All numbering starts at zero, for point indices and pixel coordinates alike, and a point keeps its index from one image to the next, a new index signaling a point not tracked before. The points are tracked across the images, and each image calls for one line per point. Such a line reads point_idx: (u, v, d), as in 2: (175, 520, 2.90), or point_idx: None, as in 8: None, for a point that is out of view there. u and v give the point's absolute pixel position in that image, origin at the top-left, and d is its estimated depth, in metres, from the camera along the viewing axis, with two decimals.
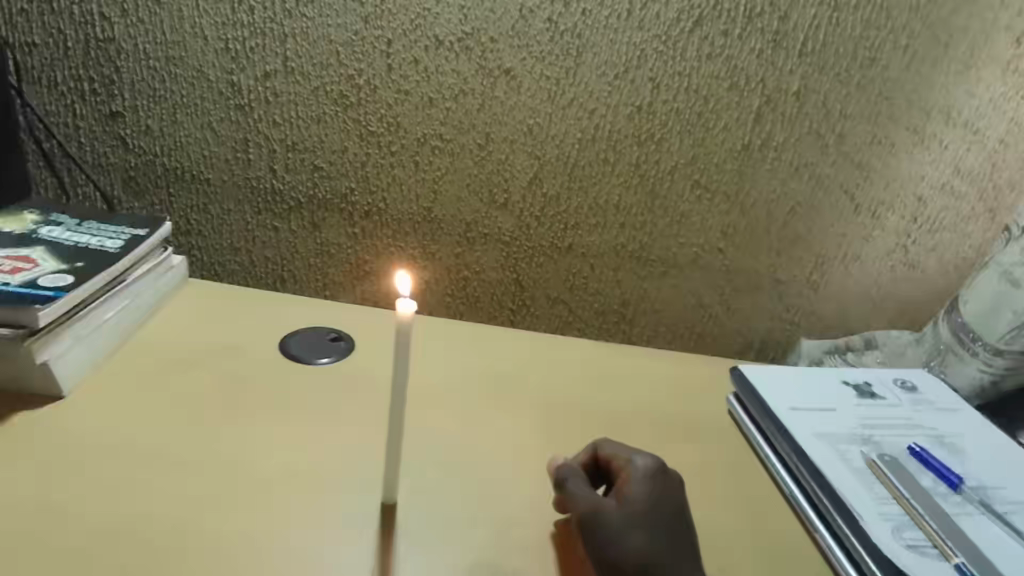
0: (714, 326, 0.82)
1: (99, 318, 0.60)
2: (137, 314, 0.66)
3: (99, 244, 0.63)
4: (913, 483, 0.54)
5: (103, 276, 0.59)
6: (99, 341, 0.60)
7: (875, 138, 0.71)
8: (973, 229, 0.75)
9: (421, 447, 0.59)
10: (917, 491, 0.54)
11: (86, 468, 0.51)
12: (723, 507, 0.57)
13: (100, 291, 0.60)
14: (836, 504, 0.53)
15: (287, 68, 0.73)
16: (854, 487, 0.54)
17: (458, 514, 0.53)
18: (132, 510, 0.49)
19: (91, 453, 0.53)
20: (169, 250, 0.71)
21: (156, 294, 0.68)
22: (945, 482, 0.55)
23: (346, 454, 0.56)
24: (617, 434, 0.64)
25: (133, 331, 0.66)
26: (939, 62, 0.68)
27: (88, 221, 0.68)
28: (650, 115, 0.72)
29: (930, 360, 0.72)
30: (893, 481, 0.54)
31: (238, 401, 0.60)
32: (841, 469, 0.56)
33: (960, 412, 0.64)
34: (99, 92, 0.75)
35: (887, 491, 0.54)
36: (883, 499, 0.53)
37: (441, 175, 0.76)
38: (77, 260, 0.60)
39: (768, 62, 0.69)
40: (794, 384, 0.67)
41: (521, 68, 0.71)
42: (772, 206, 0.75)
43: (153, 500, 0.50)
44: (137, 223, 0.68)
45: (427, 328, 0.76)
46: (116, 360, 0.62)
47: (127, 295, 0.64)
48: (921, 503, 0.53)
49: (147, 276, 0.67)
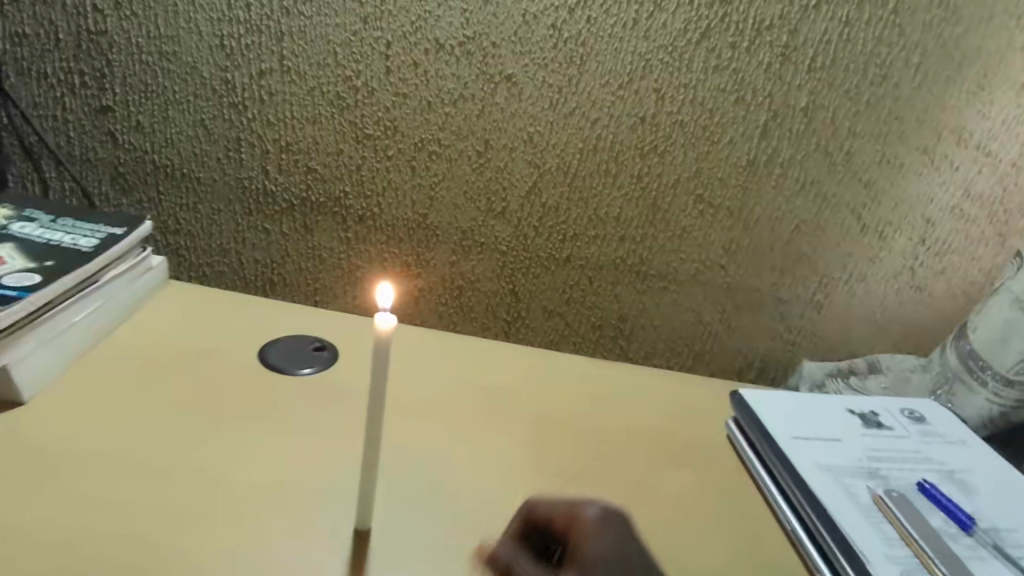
0: (714, 345, 0.80)
1: (67, 320, 0.58)
2: (110, 316, 0.63)
3: (72, 241, 0.61)
4: (922, 523, 0.52)
5: (73, 276, 0.57)
6: (66, 344, 0.58)
7: (884, 157, 0.70)
8: (982, 253, 0.73)
9: (400, 467, 0.56)
10: (927, 532, 0.51)
11: (55, 479, 0.49)
12: (716, 538, 0.54)
13: (71, 292, 0.58)
14: (841, 543, 0.50)
15: (283, 67, 0.71)
16: (860, 525, 0.51)
17: (437, 540, 0.50)
18: (100, 525, 0.46)
19: (60, 463, 0.50)
20: (148, 249, 0.69)
21: (132, 296, 0.66)
22: (956, 523, 0.52)
23: (320, 472, 0.53)
24: (610, 456, 0.61)
25: (107, 333, 0.63)
26: (951, 82, 0.66)
27: (62, 218, 0.65)
28: (653, 126, 0.70)
29: (936, 388, 0.71)
30: (901, 521, 0.52)
31: (215, 411, 0.58)
32: (846, 505, 0.53)
33: (968, 446, 0.62)
34: (89, 86, 0.73)
35: (895, 530, 0.51)
36: (891, 540, 0.50)
37: (438, 181, 0.74)
38: (47, 259, 0.58)
39: (775, 76, 0.67)
40: (796, 411, 0.65)
41: (522, 75, 0.69)
42: (776, 223, 0.73)
43: (123, 514, 0.47)
44: (114, 220, 0.66)
45: (411, 341, 0.73)
46: (86, 362, 0.60)
47: (101, 296, 0.62)
48: (932, 545, 0.50)
49: (122, 277, 0.64)
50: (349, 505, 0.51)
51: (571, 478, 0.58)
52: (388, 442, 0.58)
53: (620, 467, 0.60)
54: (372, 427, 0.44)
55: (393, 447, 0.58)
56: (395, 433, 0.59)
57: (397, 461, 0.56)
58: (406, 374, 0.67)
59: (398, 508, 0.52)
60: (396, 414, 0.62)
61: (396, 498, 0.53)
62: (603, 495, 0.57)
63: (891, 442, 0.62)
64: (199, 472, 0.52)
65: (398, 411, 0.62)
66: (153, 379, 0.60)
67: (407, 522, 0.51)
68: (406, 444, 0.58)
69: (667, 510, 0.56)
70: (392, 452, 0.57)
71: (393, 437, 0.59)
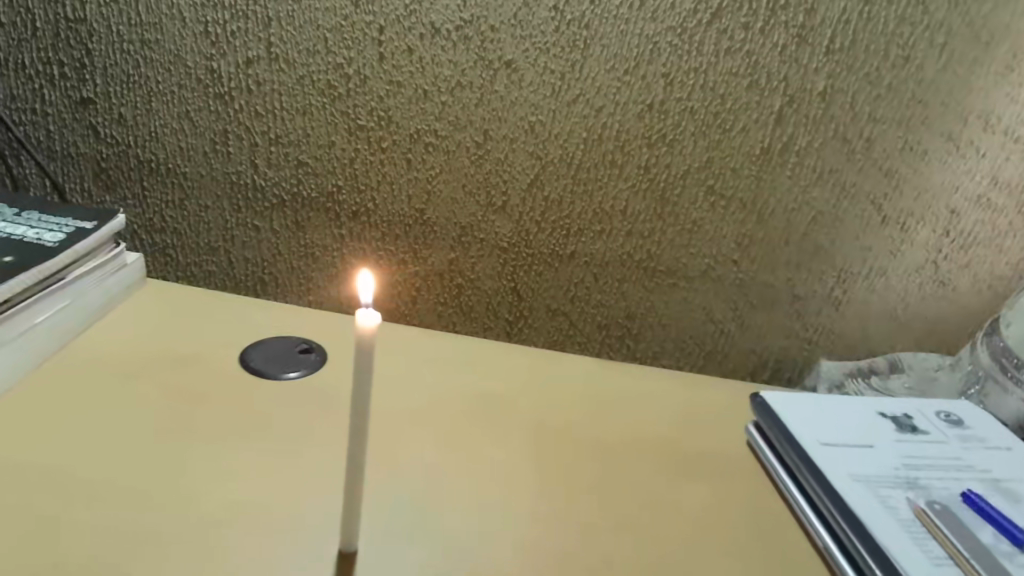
0: (727, 344, 0.76)
1: (30, 320, 0.55)
2: (78, 315, 0.61)
3: (36, 236, 0.59)
4: (970, 539, 0.49)
5: (34, 273, 0.54)
6: (29, 344, 0.56)
7: (906, 143, 0.66)
8: (1010, 245, 0.70)
9: (388, 482, 0.52)
10: (977, 549, 0.48)
11: (27, 502, 0.46)
12: (732, 555, 0.51)
13: (33, 291, 0.55)
14: (883, 563, 0.46)
15: (270, 54, 0.67)
16: (902, 542, 0.48)
17: (426, 560, 0.46)
18: (72, 555, 0.43)
19: (33, 485, 0.47)
20: (121, 245, 0.66)
21: (103, 294, 0.64)
22: (1007, 539, 0.49)
23: (303, 489, 0.50)
24: (618, 465, 0.58)
25: (75, 333, 0.61)
26: (978, 63, 0.63)
27: (28, 211, 0.64)
28: (662, 114, 0.67)
29: (966, 388, 0.69)
30: (949, 537, 0.48)
31: (196, 421, 0.55)
32: (885, 519, 0.50)
33: (1008, 453, 0.59)
34: (69, 77, 0.70)
35: (942, 549, 0.48)
36: (939, 560, 0.47)
37: (436, 173, 0.71)
38: (6, 255, 0.56)
39: (791, 59, 0.64)
40: (823, 416, 0.61)
41: (523, 60, 0.66)
42: (792, 215, 0.69)
43: (99, 541, 0.44)
44: (83, 215, 0.64)
45: (396, 344, 0.69)
46: (50, 364, 0.58)
47: (67, 295, 0.59)
48: (983, 563, 0.46)
49: (92, 274, 0.62)
50: (331, 525, 0.47)
51: (580, 491, 0.54)
52: (374, 453, 0.54)
53: (629, 477, 0.57)
54: (356, 437, 0.41)
55: (376, 461, 0.54)
56: (382, 445, 0.55)
57: (385, 476, 0.52)
58: (393, 381, 0.63)
59: (385, 525, 0.48)
60: (382, 424, 0.58)
61: (383, 517, 0.49)
62: (613, 509, 0.53)
63: (929, 449, 0.58)
64: (181, 491, 0.48)
65: (385, 420, 0.58)
66: (136, 389, 0.57)
67: (390, 539, 0.47)
68: (393, 458, 0.54)
69: (681, 522, 0.53)
70: (376, 469, 0.53)
71: (379, 450, 0.55)
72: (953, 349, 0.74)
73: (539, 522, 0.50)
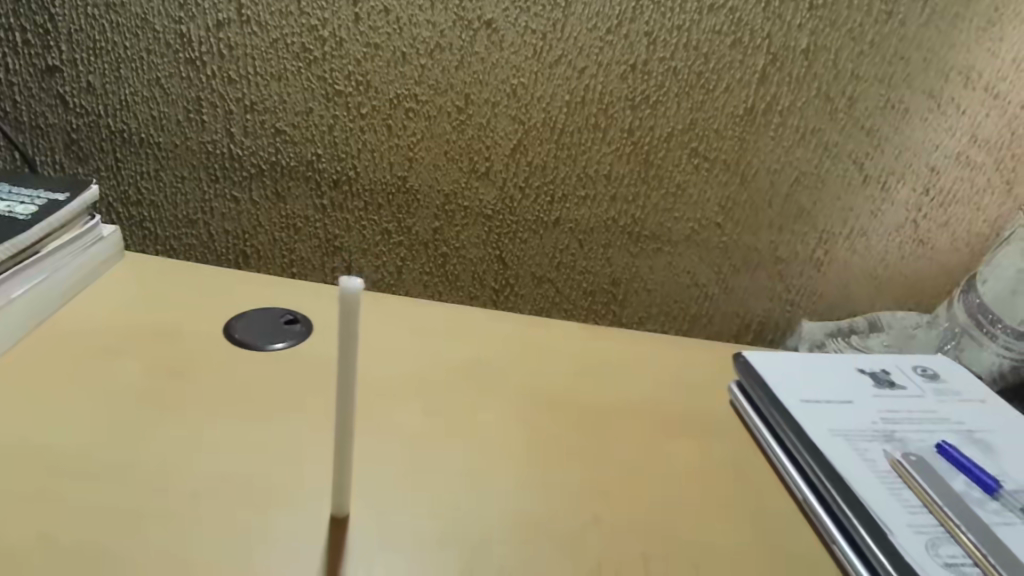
0: (711, 308, 0.76)
1: (5, 295, 0.55)
2: (57, 288, 0.60)
3: (8, 209, 0.58)
4: (945, 488, 0.51)
5: (9, 246, 0.54)
6: (7, 321, 0.55)
7: (888, 102, 0.66)
8: (988, 203, 0.71)
9: (373, 449, 0.52)
10: (951, 498, 0.50)
11: (18, 487, 0.45)
12: (716, 513, 0.52)
13: (8, 263, 0.54)
14: (861, 514, 0.48)
15: (241, 16, 0.65)
16: (879, 494, 0.50)
17: (416, 525, 0.47)
18: (62, 533, 0.43)
19: (20, 475, 0.46)
20: (96, 217, 0.65)
21: (80, 268, 0.63)
22: (981, 487, 0.51)
23: (290, 460, 0.50)
24: (604, 429, 0.59)
25: (56, 305, 0.60)
26: (960, 18, 0.63)
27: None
28: (645, 75, 0.66)
29: (943, 344, 0.72)
30: (925, 488, 0.50)
31: (178, 395, 0.54)
32: (863, 473, 0.52)
33: (981, 405, 0.61)
34: (33, 43, 0.67)
35: (918, 498, 0.50)
36: (913, 508, 0.49)
37: (417, 140, 0.70)
38: None
39: (774, 15, 0.63)
40: (802, 375, 0.63)
41: (502, 20, 0.64)
42: (776, 176, 0.70)
43: (91, 520, 0.44)
44: (56, 186, 0.63)
45: (382, 316, 0.69)
46: (31, 340, 0.57)
47: (44, 267, 0.58)
48: (957, 512, 0.48)
49: (66, 247, 0.61)
50: (318, 495, 0.48)
51: (568, 455, 0.55)
52: (360, 422, 0.55)
53: (614, 439, 0.58)
54: (343, 398, 0.41)
55: (359, 430, 0.54)
56: (369, 415, 0.56)
57: (371, 444, 0.53)
58: (373, 354, 0.63)
59: (373, 493, 0.49)
60: (369, 393, 0.58)
61: (367, 485, 0.49)
62: (602, 470, 0.54)
63: (906, 404, 0.60)
64: (173, 473, 0.48)
65: (369, 389, 0.59)
66: (121, 368, 0.56)
67: (381, 507, 0.48)
68: (376, 426, 0.55)
69: (666, 481, 0.54)
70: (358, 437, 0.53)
71: (360, 418, 0.55)
72: (930, 306, 0.76)
73: (531, 489, 0.51)
